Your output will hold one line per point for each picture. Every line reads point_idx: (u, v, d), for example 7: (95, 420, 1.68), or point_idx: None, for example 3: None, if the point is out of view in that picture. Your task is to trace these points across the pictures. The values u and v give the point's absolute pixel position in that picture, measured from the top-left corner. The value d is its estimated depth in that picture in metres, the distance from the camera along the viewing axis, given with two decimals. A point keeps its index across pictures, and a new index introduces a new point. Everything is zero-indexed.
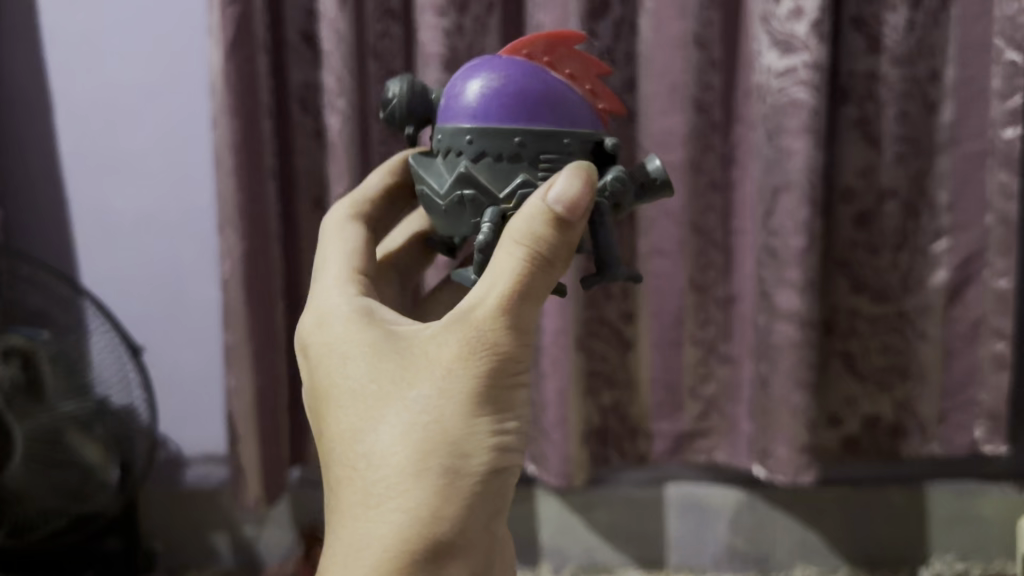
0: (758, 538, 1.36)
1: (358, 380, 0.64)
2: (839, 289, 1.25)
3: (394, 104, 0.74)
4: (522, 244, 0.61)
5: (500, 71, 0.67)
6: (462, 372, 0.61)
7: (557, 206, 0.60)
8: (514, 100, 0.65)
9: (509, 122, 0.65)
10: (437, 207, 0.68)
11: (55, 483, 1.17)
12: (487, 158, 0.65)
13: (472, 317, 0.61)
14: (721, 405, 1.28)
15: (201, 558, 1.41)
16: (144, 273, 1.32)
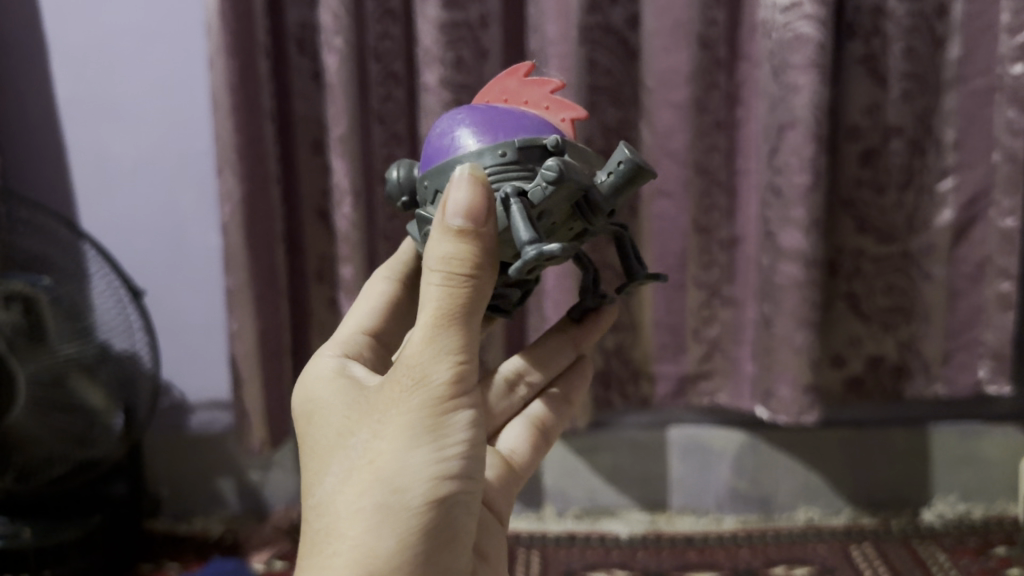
0: (760, 480, 1.36)
1: (325, 434, 0.66)
2: (844, 228, 1.24)
3: (398, 185, 0.71)
4: (437, 268, 0.58)
5: (452, 115, 0.68)
6: (400, 409, 0.60)
7: (457, 220, 0.57)
8: (458, 132, 0.66)
9: (452, 153, 0.65)
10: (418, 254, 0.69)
11: (59, 427, 1.16)
12: (435, 194, 0.65)
13: (404, 355, 0.61)
14: (724, 347, 1.28)
15: (207, 503, 1.41)
16: (145, 220, 1.32)
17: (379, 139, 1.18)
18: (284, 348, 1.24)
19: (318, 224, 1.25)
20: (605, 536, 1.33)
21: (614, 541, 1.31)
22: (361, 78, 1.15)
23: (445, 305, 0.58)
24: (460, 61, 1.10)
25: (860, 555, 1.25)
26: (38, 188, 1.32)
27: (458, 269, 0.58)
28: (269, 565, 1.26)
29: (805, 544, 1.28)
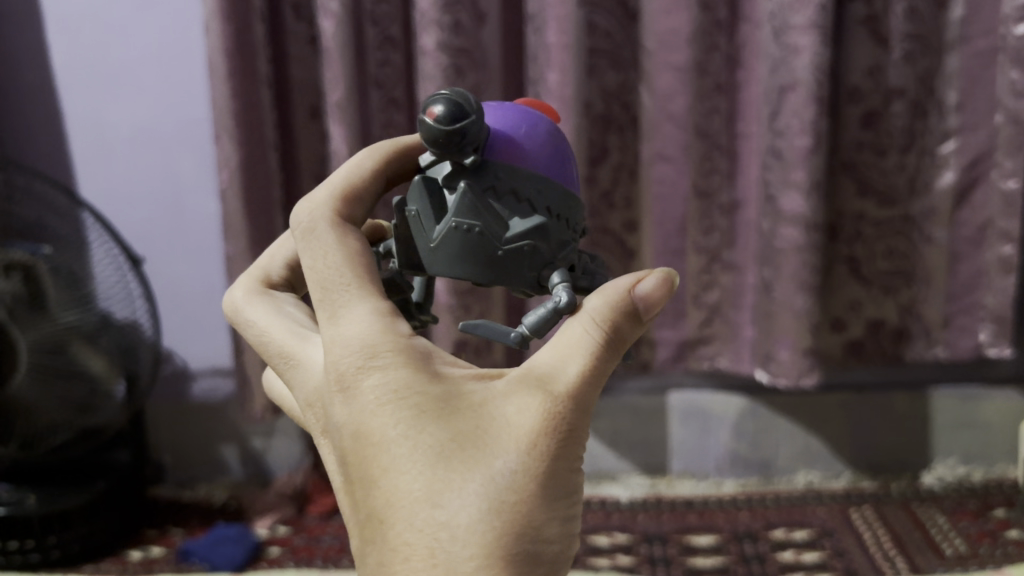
0: (761, 443, 1.37)
1: (429, 433, 0.48)
2: (845, 192, 1.23)
3: (473, 121, 0.51)
4: (607, 328, 0.52)
5: (550, 130, 0.58)
6: (550, 448, 0.48)
7: (640, 301, 0.53)
8: (569, 166, 0.58)
9: (567, 185, 0.57)
10: (489, 252, 0.53)
11: (62, 396, 1.17)
12: (550, 214, 0.56)
13: (554, 390, 0.50)
14: (725, 311, 1.28)
15: (211, 471, 1.42)
16: (144, 188, 1.31)
17: (377, 104, 1.17)
18: None
19: None
20: (605, 500, 1.34)
21: (615, 505, 1.32)
22: (358, 43, 1.14)
23: (600, 365, 0.51)
24: (458, 24, 1.09)
25: (858, 518, 1.26)
26: (37, 154, 1.31)
27: (621, 338, 0.52)
28: (272, 532, 1.28)
29: (805, 508, 1.29)
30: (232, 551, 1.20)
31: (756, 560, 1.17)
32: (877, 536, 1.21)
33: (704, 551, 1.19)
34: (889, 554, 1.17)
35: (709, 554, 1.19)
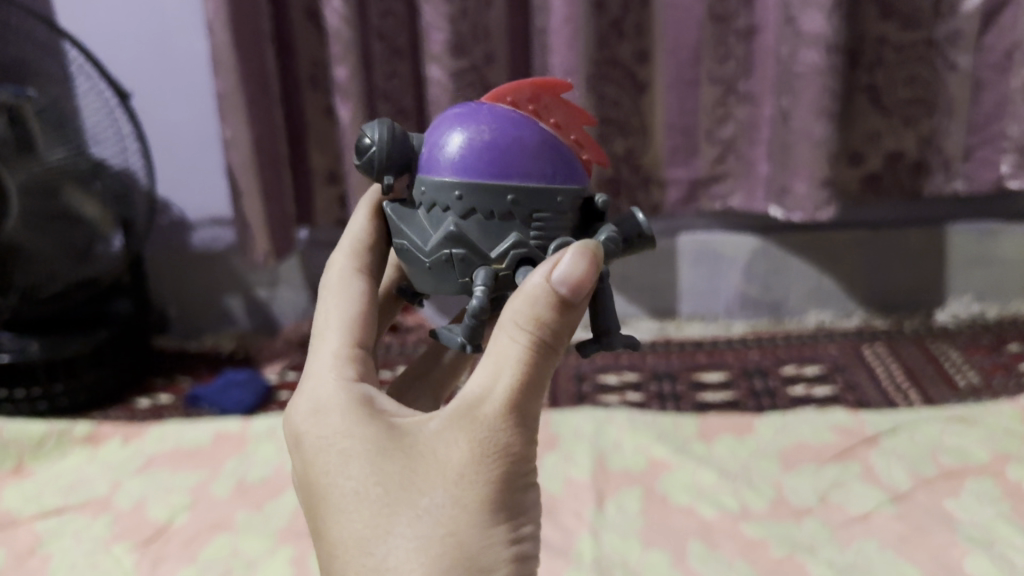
0: (771, 284, 1.35)
1: (359, 480, 0.52)
2: (867, 16, 1.16)
3: (373, 151, 0.58)
4: (526, 335, 0.51)
5: (484, 125, 0.56)
6: (474, 479, 0.51)
7: (563, 290, 0.50)
8: (503, 155, 0.55)
9: (498, 178, 0.55)
10: (423, 266, 0.58)
11: (63, 243, 1.15)
12: (477, 217, 0.55)
13: (478, 416, 0.51)
14: (739, 147, 1.22)
15: (217, 322, 1.41)
16: (130, 26, 1.23)
17: None
18: (282, 159, 1.20)
19: (309, 25, 1.18)
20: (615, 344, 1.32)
21: (624, 347, 1.31)
22: None
23: (529, 380, 0.51)
24: None
25: (871, 353, 1.25)
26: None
27: (547, 345, 0.51)
28: (282, 377, 1.27)
29: (815, 345, 1.28)
30: (241, 394, 1.20)
31: (768, 396, 1.16)
32: (889, 370, 1.20)
33: (714, 387, 1.19)
34: (903, 386, 1.17)
35: (719, 390, 1.19)
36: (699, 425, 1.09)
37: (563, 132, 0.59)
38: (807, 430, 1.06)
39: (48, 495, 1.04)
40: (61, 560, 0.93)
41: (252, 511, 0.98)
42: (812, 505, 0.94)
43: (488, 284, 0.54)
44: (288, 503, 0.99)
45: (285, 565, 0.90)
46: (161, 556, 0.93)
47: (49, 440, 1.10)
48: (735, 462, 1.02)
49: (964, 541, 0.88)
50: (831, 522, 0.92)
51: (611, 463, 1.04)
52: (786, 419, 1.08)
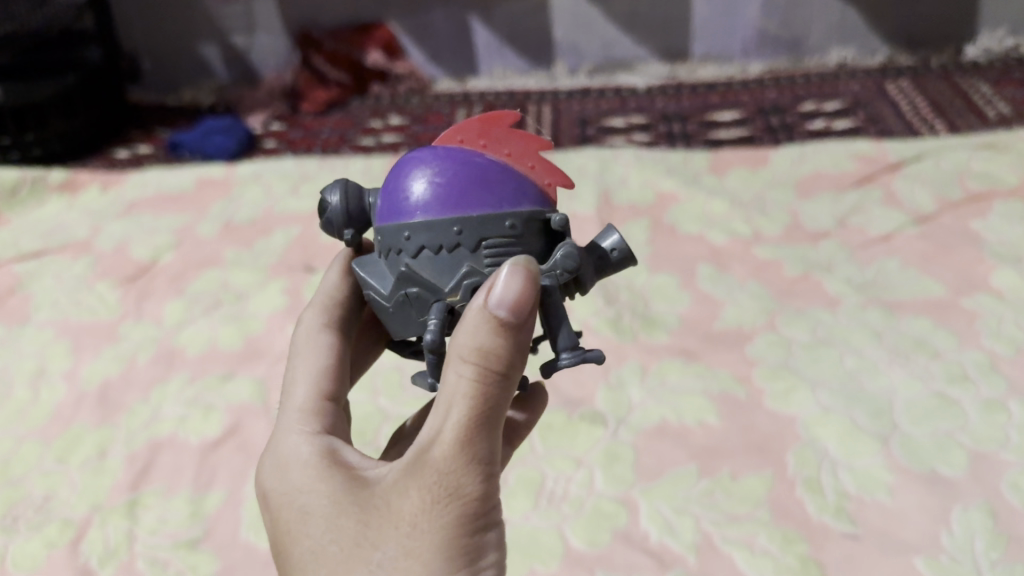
0: (793, 20, 1.24)
1: (312, 539, 0.38)
2: None
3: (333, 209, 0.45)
4: (470, 364, 0.36)
5: (426, 159, 0.41)
6: (434, 526, 0.35)
7: (502, 313, 0.36)
8: (449, 188, 0.40)
9: (444, 211, 0.40)
10: (385, 315, 0.42)
11: None
12: (426, 254, 0.40)
13: (427, 456, 0.36)
14: None
15: (194, 75, 1.33)
16: None
17: None
18: None
19: None
20: (621, 89, 1.24)
21: (631, 92, 1.22)
22: None
23: (487, 412, 0.36)
24: None
25: (894, 89, 1.16)
26: None
27: (505, 373, 0.36)
28: (266, 127, 1.20)
29: (836, 82, 1.19)
30: (223, 141, 1.13)
31: (784, 132, 1.08)
32: (914, 103, 1.13)
33: (728, 125, 1.11)
34: (927, 116, 1.09)
35: (734, 126, 1.11)
36: (710, 158, 1.01)
37: (520, 161, 0.41)
38: (826, 157, 0.99)
39: (25, 240, 0.99)
40: (42, 299, 0.89)
41: (240, 249, 0.93)
42: (830, 228, 0.89)
43: (442, 321, 0.39)
44: (279, 241, 0.94)
45: (277, 297, 0.85)
46: (147, 290, 0.88)
47: (23, 188, 1.05)
48: (748, 192, 0.96)
49: (991, 257, 0.82)
50: (850, 244, 0.86)
51: (616, 196, 0.95)
52: (805, 150, 1.01)
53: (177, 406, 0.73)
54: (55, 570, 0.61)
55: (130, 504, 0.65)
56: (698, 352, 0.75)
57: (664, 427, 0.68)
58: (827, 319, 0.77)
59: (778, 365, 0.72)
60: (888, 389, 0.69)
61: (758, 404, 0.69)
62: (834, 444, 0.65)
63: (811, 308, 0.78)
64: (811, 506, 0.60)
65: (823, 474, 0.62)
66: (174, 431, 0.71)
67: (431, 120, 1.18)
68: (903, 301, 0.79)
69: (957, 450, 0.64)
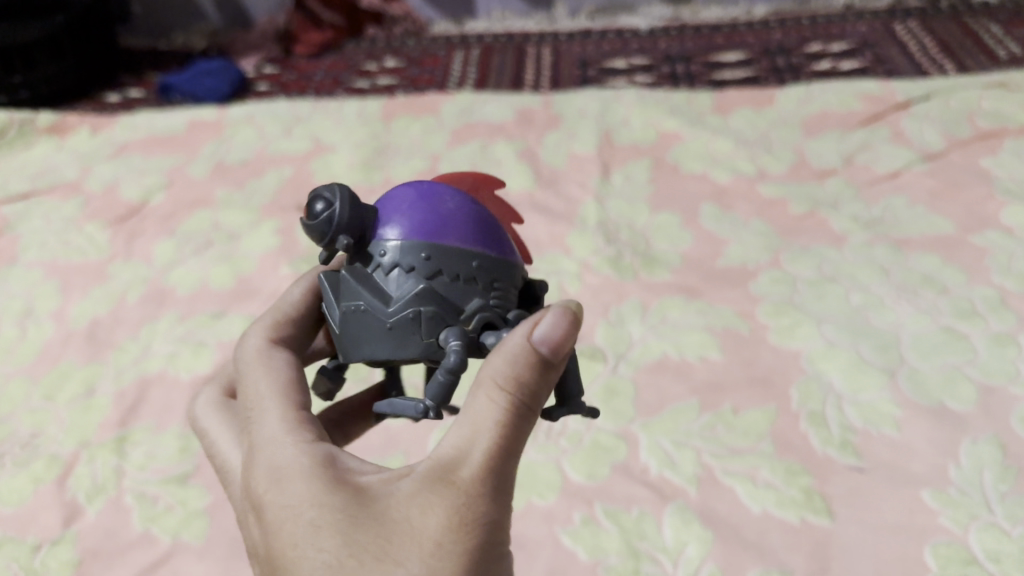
0: None
1: (328, 551, 0.32)
2: None
3: (337, 214, 0.37)
4: (504, 395, 0.34)
5: (438, 195, 0.38)
6: (459, 550, 0.33)
7: (543, 349, 0.35)
8: (468, 229, 0.37)
9: (463, 244, 0.37)
10: (372, 340, 0.36)
11: None
12: (441, 280, 0.36)
13: (451, 477, 0.34)
14: None
15: (186, 19, 1.31)
16: None
17: None
18: None
19: None
20: (623, 31, 1.21)
21: (633, 34, 1.19)
22: None
23: (514, 443, 0.35)
24: None
25: (903, 30, 1.13)
26: None
27: (534, 409, 0.35)
28: (259, 70, 1.17)
29: (843, 24, 1.16)
30: (216, 84, 1.10)
31: (790, 74, 1.06)
32: (923, 44, 1.10)
33: (733, 66, 1.09)
34: (936, 57, 1.06)
35: (739, 67, 1.08)
36: (714, 98, 0.98)
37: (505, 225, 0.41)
38: (833, 97, 0.95)
39: (13, 182, 0.96)
40: (30, 240, 0.87)
41: (232, 189, 0.91)
42: (837, 166, 0.87)
43: (463, 344, 0.35)
44: (271, 181, 0.91)
45: (269, 235, 0.83)
46: (137, 231, 0.86)
47: (11, 130, 1.02)
48: (753, 131, 0.93)
49: (1001, 195, 0.80)
50: (856, 183, 0.84)
51: (617, 135, 0.93)
52: (811, 90, 0.97)
53: (167, 344, 0.72)
54: (43, 506, 0.60)
55: (119, 440, 0.64)
56: (700, 289, 0.73)
57: (664, 362, 0.66)
58: (833, 255, 0.75)
59: (782, 300, 0.70)
60: (895, 324, 0.67)
61: (761, 339, 0.67)
62: (839, 378, 0.63)
63: (817, 245, 0.76)
64: (815, 440, 0.59)
65: (828, 408, 0.61)
66: (163, 368, 0.69)
67: (427, 63, 1.15)
68: (910, 238, 0.77)
69: (966, 383, 0.62)
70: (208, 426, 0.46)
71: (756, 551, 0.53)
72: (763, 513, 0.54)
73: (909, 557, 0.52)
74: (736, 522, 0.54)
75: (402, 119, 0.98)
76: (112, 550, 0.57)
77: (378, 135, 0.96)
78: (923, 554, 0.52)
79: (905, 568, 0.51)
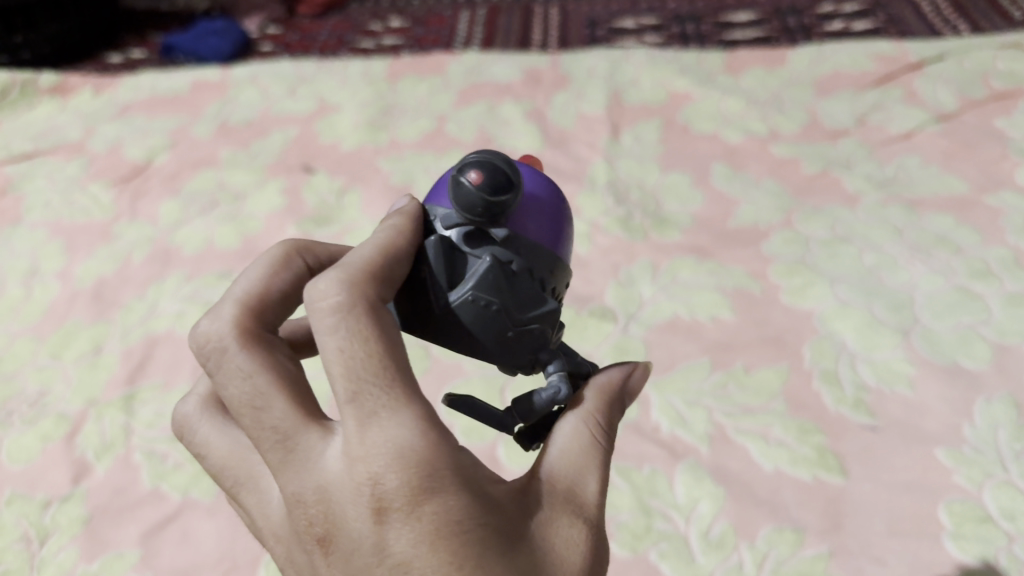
0: None
1: None
2: None
3: (509, 199, 0.34)
4: (609, 433, 0.37)
5: (540, 191, 0.37)
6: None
7: (623, 391, 0.39)
8: (562, 236, 0.38)
9: (563, 259, 0.38)
10: (485, 340, 0.35)
11: None
12: (546, 291, 0.36)
13: (579, 510, 0.35)
14: None
15: None
16: None
17: None
18: None
19: None
20: None
21: None
22: None
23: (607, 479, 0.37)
24: None
25: None
26: None
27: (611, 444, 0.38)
28: (262, 30, 1.16)
29: None
30: (219, 44, 1.09)
31: (802, 34, 1.04)
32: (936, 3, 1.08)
33: (743, 26, 1.07)
34: (949, 16, 1.05)
35: (750, 27, 1.07)
36: (725, 58, 0.96)
37: None
38: (845, 57, 0.94)
39: (16, 143, 0.95)
40: (34, 200, 0.86)
41: (237, 149, 0.90)
42: (849, 126, 0.86)
43: (565, 371, 0.36)
44: (277, 141, 0.90)
45: (276, 195, 0.82)
46: (142, 191, 0.86)
47: (13, 90, 1.01)
48: (764, 91, 0.92)
49: (1016, 155, 0.79)
50: (869, 143, 0.83)
51: (627, 95, 0.91)
52: (824, 49, 0.95)
53: (173, 303, 0.71)
54: (51, 463, 0.59)
55: (127, 399, 0.63)
56: (711, 249, 0.72)
57: (676, 322, 0.65)
58: (845, 216, 0.74)
59: (795, 260, 0.70)
60: (909, 284, 0.67)
61: (773, 299, 0.67)
62: (852, 337, 0.63)
63: (829, 205, 0.75)
64: (828, 398, 0.58)
65: (841, 367, 0.60)
66: (170, 327, 0.69)
67: (433, 23, 1.14)
68: (923, 199, 0.76)
69: (981, 343, 0.61)
70: (228, 345, 0.35)
71: (768, 508, 0.52)
72: (776, 471, 0.54)
73: (922, 515, 0.52)
74: (749, 480, 0.54)
75: (408, 79, 0.97)
76: (122, 507, 0.56)
77: (384, 95, 0.95)
78: (937, 511, 0.51)
79: (919, 526, 0.51)
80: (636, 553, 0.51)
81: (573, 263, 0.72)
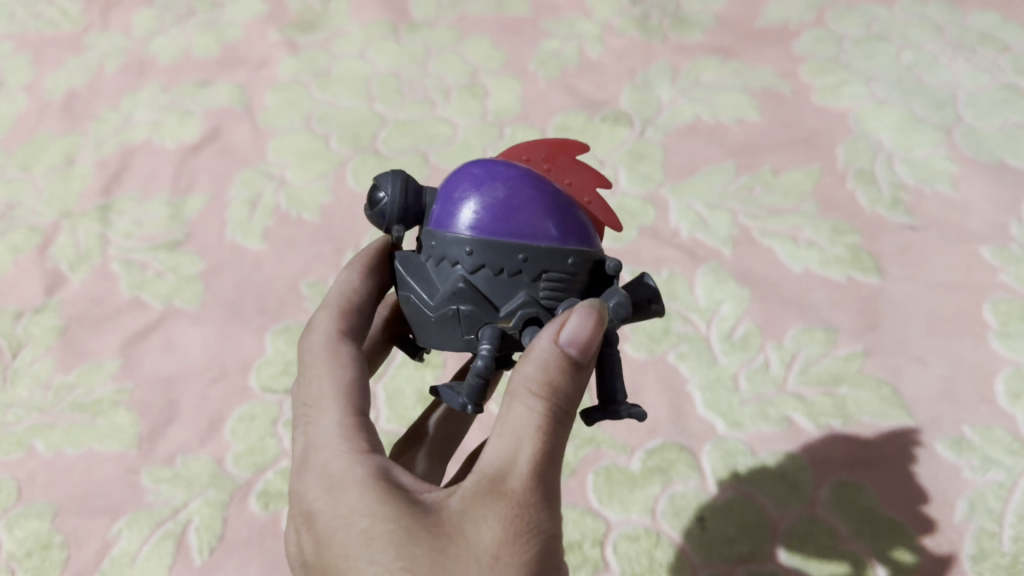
0: None
1: None
2: None
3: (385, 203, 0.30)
4: (540, 398, 0.25)
5: (496, 176, 0.28)
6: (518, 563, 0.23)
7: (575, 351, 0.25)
8: (519, 215, 0.27)
9: (510, 234, 0.27)
10: (422, 334, 0.29)
11: None
12: (485, 274, 0.27)
13: (499, 485, 0.24)
14: None
15: None
16: None
17: None
18: None
19: None
20: None
21: None
22: None
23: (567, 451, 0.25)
24: None
25: None
26: None
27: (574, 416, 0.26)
28: None
29: None
30: None
31: None
32: None
33: None
34: None
35: None
36: None
37: (576, 194, 0.29)
38: None
39: None
40: None
41: None
42: None
43: (493, 354, 0.26)
44: None
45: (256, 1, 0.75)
46: None
47: None
48: None
49: None
50: None
51: None
52: None
53: (150, 112, 0.66)
54: (23, 274, 0.55)
55: (103, 209, 0.59)
56: (736, 50, 0.66)
57: (696, 125, 0.60)
58: (881, 14, 0.68)
59: (828, 59, 0.64)
60: (951, 83, 0.61)
61: (804, 100, 0.61)
62: (889, 136, 0.57)
63: (864, 3, 0.69)
64: (863, 198, 0.54)
65: (877, 167, 0.55)
66: (148, 137, 0.63)
67: None
68: None
69: None
70: None
71: (796, 308, 0.48)
72: (805, 272, 0.50)
73: (965, 313, 0.47)
74: (775, 280, 0.50)
75: None
76: (100, 317, 0.52)
77: None
78: (981, 311, 0.47)
79: (961, 325, 0.47)
80: (654, 355, 0.47)
81: (584, 68, 0.66)
